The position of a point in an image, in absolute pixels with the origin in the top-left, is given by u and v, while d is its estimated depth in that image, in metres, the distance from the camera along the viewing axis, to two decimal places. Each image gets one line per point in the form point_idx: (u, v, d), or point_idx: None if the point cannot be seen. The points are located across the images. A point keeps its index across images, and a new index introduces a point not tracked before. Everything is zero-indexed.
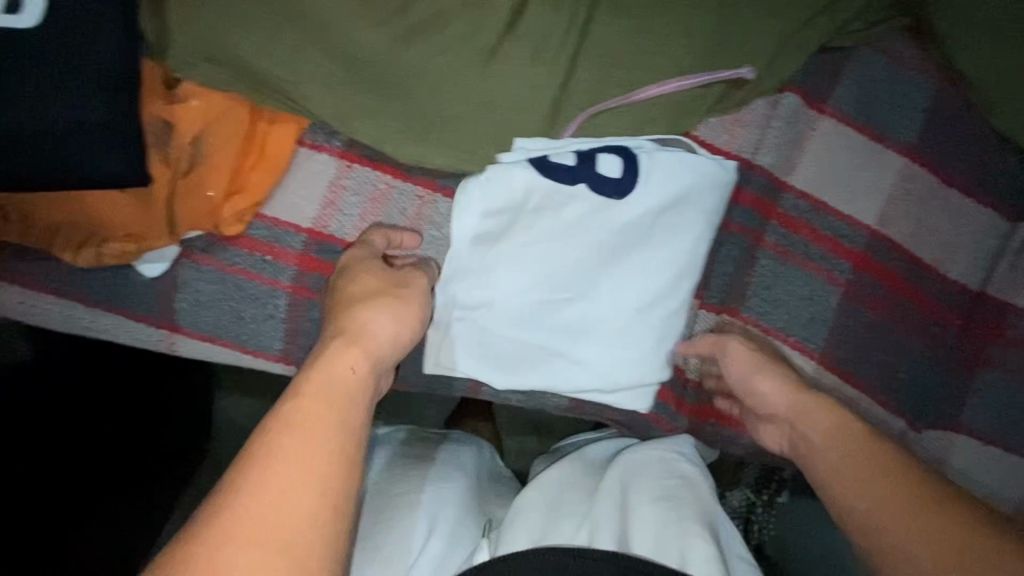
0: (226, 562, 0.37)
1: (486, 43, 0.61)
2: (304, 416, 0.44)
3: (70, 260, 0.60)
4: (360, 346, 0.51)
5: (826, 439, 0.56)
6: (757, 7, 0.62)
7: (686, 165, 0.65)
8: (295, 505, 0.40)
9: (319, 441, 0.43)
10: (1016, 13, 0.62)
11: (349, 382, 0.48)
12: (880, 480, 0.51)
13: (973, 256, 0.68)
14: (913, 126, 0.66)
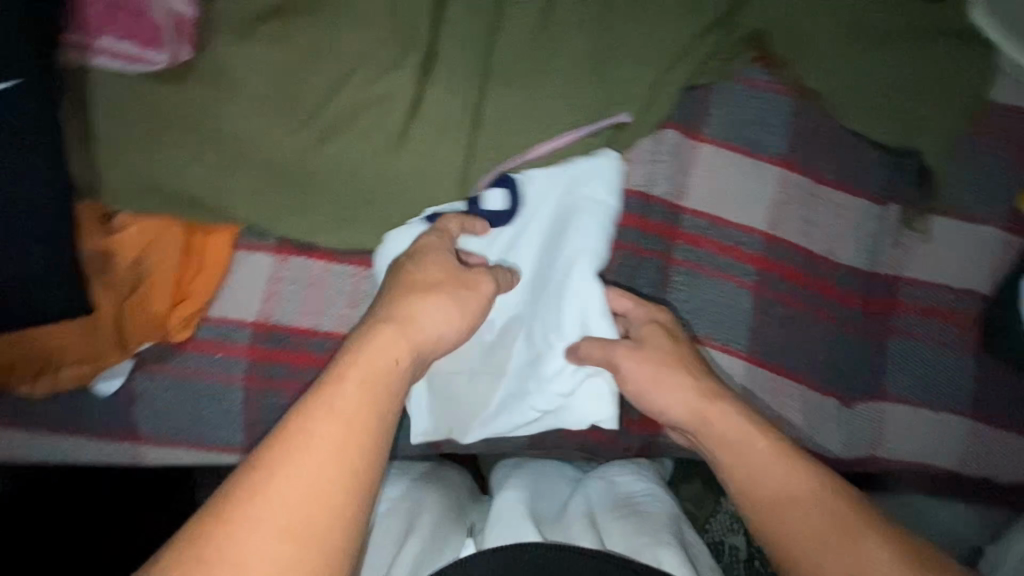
0: (257, 521, 0.45)
1: (393, 131, 0.68)
2: (319, 414, 0.50)
3: (27, 392, 0.64)
4: (405, 334, 0.58)
5: (735, 447, 0.62)
6: (623, 63, 0.72)
7: (565, 168, 0.73)
8: (307, 483, 0.47)
9: (334, 436, 0.49)
10: (838, 35, 0.73)
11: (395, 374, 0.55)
12: (788, 484, 0.58)
13: (858, 242, 0.75)
14: (782, 139, 0.75)
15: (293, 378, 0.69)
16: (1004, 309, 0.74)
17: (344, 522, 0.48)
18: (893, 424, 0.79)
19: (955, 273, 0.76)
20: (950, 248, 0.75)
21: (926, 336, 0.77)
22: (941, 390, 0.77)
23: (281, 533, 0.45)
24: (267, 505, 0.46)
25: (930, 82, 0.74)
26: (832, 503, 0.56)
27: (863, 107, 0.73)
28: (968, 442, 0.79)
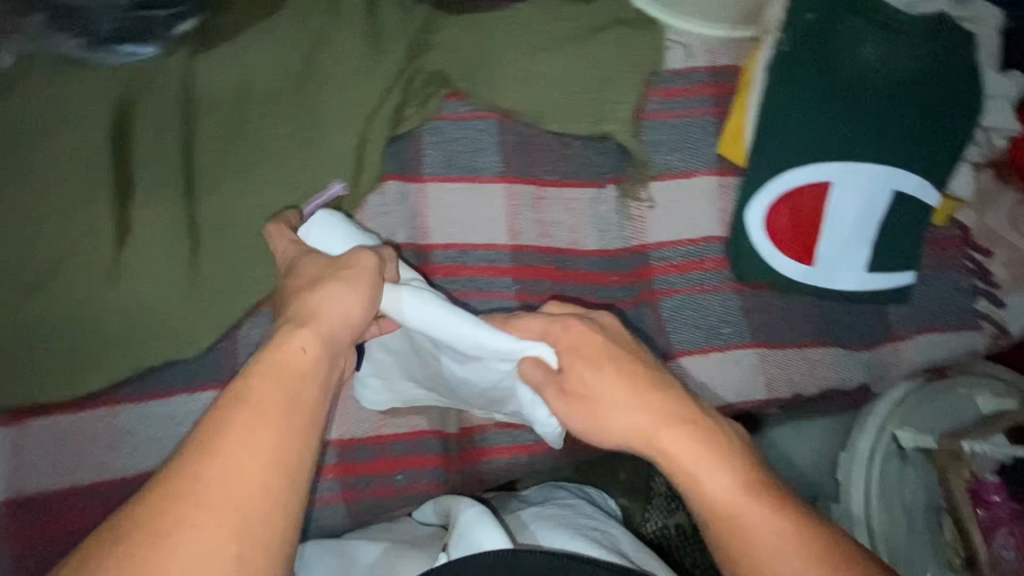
0: (180, 535, 0.40)
1: (105, 264, 0.70)
2: (208, 436, 0.43)
3: None
4: (311, 328, 0.51)
5: (704, 475, 0.50)
6: (323, 137, 0.77)
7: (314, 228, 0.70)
8: (219, 502, 0.41)
9: (222, 473, 0.42)
10: (507, 59, 0.81)
11: (302, 366, 0.49)
12: (771, 542, 0.47)
13: (596, 226, 0.80)
14: (495, 156, 0.80)
15: (66, 540, 0.68)
16: (737, 244, 0.80)
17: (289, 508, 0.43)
18: (692, 376, 0.84)
19: (690, 225, 0.82)
20: (677, 206, 0.82)
21: (688, 289, 0.82)
22: (719, 332, 0.83)
23: (227, 535, 0.40)
24: (186, 516, 0.41)
25: (604, 71, 0.81)
26: (760, 500, 0.49)
27: (553, 111, 0.80)
28: (765, 369, 0.84)
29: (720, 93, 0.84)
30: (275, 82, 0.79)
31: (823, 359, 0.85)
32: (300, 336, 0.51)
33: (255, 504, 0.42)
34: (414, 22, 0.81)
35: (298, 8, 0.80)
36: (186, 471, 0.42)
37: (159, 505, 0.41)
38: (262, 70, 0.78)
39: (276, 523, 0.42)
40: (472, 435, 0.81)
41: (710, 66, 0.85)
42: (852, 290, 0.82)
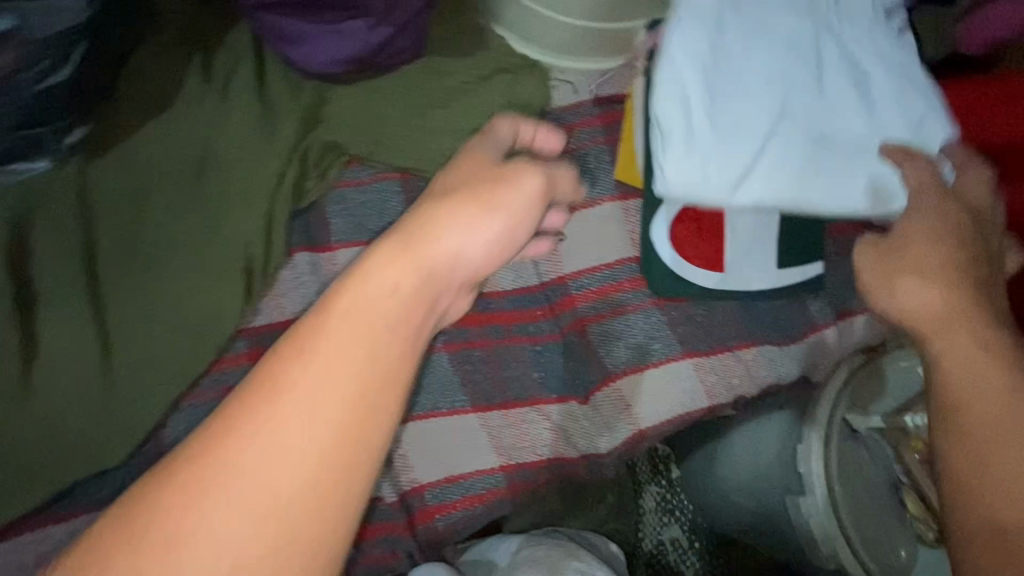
0: (201, 507, 0.41)
1: (13, 386, 0.69)
2: (267, 383, 0.44)
3: None
4: (408, 258, 0.50)
5: (947, 337, 0.58)
6: (226, 221, 0.78)
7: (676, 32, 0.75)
8: (271, 475, 0.42)
9: (299, 417, 0.43)
10: (400, 121, 0.85)
11: (389, 301, 0.48)
12: (1009, 399, 0.54)
13: (510, 267, 0.83)
14: (400, 215, 0.82)
15: None
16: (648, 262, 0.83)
17: (365, 466, 0.44)
18: (633, 395, 0.84)
19: (602, 251, 0.84)
20: (584, 235, 0.84)
21: (611, 312, 0.84)
22: (650, 347, 0.84)
23: (246, 527, 0.41)
24: (207, 495, 0.41)
25: (494, 118, 0.85)
26: (1017, 375, 0.55)
27: (448, 165, 0.84)
28: (705, 377, 0.85)
29: (609, 123, 0.89)
30: (174, 175, 0.80)
31: (756, 359, 0.86)
32: (402, 246, 0.51)
33: (312, 467, 0.42)
34: (305, 99, 0.84)
35: (190, 99, 0.82)
36: (292, 377, 0.44)
37: (126, 521, 0.41)
38: (158, 168, 0.80)
39: (336, 497, 0.43)
40: (420, 493, 0.79)
41: (595, 98, 0.90)
42: (767, 289, 0.84)
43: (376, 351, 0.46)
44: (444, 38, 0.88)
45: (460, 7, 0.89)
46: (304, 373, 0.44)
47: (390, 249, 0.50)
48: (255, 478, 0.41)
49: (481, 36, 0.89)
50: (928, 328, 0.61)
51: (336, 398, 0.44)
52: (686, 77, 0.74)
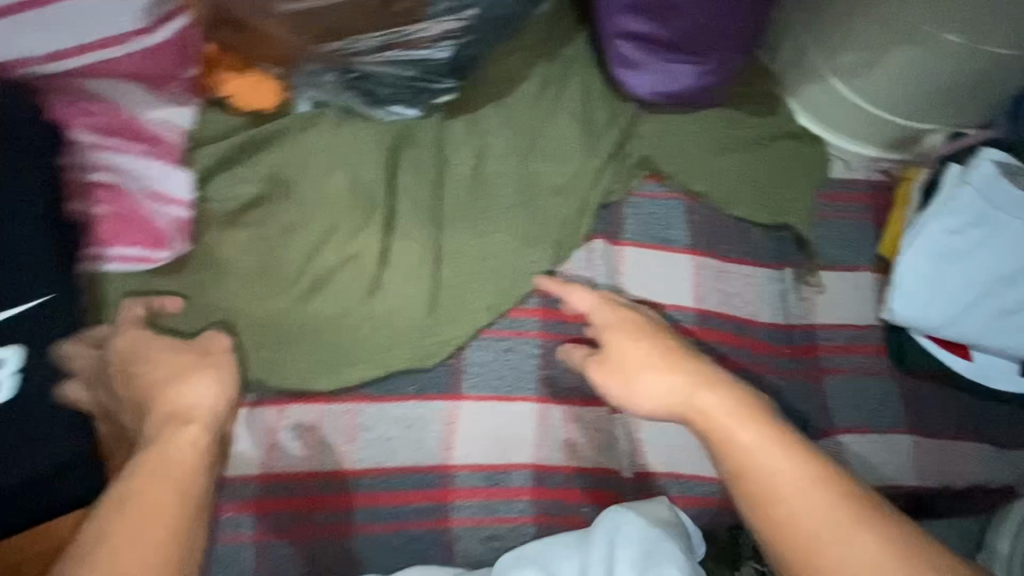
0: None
1: (367, 281, 0.80)
2: (156, 461, 0.53)
3: None
4: (197, 424, 0.57)
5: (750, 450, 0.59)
6: (546, 198, 0.91)
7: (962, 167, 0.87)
8: (147, 490, 0.51)
9: (160, 471, 0.52)
10: (702, 152, 0.96)
11: (193, 454, 0.54)
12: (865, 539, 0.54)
13: (770, 302, 0.91)
14: (685, 231, 0.92)
15: (303, 522, 0.72)
16: (895, 333, 0.90)
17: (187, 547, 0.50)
18: (852, 450, 0.89)
19: (854, 313, 0.91)
20: (841, 294, 0.92)
21: (851, 369, 0.90)
22: (879, 412, 0.90)
23: None
24: None
25: (782, 172, 0.96)
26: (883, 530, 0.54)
27: (739, 198, 0.93)
28: (922, 454, 0.90)
29: (877, 203, 0.97)
30: (508, 149, 0.94)
31: (972, 452, 0.90)
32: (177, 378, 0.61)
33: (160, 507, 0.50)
34: (622, 117, 0.98)
35: (531, 91, 0.97)
36: (135, 480, 0.52)
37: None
38: (498, 139, 0.94)
39: None
40: (649, 478, 0.84)
41: (867, 179, 1.00)
42: (1005, 390, 0.88)
43: (177, 490, 0.52)
44: (743, 96, 1.01)
45: (760, 73, 1.02)
46: (183, 442, 0.54)
47: (208, 381, 0.61)
48: (140, 493, 0.50)
49: (773, 102, 1.02)
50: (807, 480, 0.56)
51: (189, 455, 0.54)
52: (967, 205, 0.85)
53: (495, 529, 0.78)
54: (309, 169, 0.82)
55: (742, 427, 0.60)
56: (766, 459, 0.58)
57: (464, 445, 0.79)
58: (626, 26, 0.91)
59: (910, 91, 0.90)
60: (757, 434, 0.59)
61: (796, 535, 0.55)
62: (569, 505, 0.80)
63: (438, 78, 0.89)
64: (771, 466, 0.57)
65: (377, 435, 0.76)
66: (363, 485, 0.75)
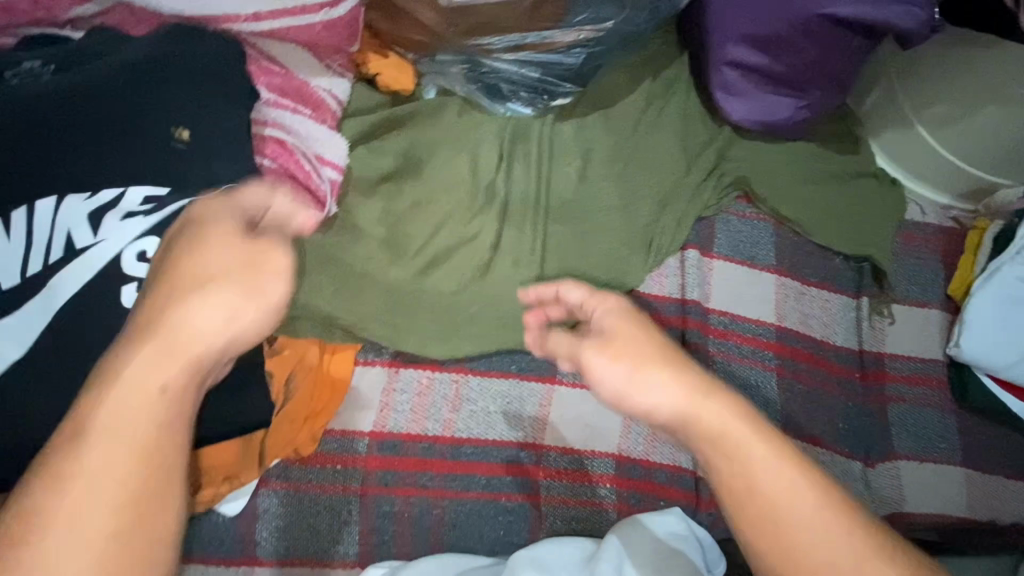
0: None
1: (482, 261, 0.84)
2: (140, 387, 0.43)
3: (207, 498, 0.68)
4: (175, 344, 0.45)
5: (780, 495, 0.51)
6: (646, 205, 0.96)
7: None
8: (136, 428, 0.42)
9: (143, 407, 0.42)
10: (794, 180, 1.02)
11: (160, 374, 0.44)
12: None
13: (844, 327, 0.96)
14: (771, 252, 0.98)
15: (406, 482, 0.75)
16: (958, 370, 0.96)
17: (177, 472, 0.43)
18: (909, 477, 0.94)
19: (920, 347, 0.97)
20: (910, 327, 0.97)
21: (913, 400, 0.96)
22: (936, 443, 0.95)
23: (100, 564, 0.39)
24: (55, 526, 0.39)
25: (864, 208, 1.02)
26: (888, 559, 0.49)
27: (826, 226, 0.99)
28: (974, 488, 0.94)
29: (948, 248, 1.04)
30: (611, 156, 0.99)
31: (1022, 493, 0.94)
32: (179, 294, 0.46)
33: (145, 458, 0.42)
34: (718, 139, 1.04)
35: (634, 106, 1.04)
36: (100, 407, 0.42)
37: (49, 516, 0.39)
38: (606, 147, 1.00)
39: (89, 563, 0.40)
40: None
41: (939, 224, 1.06)
42: None
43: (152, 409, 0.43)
44: (829, 134, 1.08)
45: (847, 115, 1.09)
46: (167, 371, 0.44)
47: (228, 293, 0.47)
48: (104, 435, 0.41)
49: (857, 142, 1.08)
50: (809, 522, 0.50)
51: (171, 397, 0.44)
52: None
53: (579, 511, 0.80)
54: (436, 152, 0.88)
55: (741, 433, 0.53)
56: (760, 485, 0.52)
57: (557, 427, 0.83)
58: (738, 55, 0.97)
59: (993, 146, 0.97)
60: (769, 460, 0.52)
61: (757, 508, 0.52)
62: (646, 496, 0.84)
63: (560, 83, 0.95)
64: (784, 487, 0.51)
65: (477, 407, 0.80)
66: (461, 452, 0.78)
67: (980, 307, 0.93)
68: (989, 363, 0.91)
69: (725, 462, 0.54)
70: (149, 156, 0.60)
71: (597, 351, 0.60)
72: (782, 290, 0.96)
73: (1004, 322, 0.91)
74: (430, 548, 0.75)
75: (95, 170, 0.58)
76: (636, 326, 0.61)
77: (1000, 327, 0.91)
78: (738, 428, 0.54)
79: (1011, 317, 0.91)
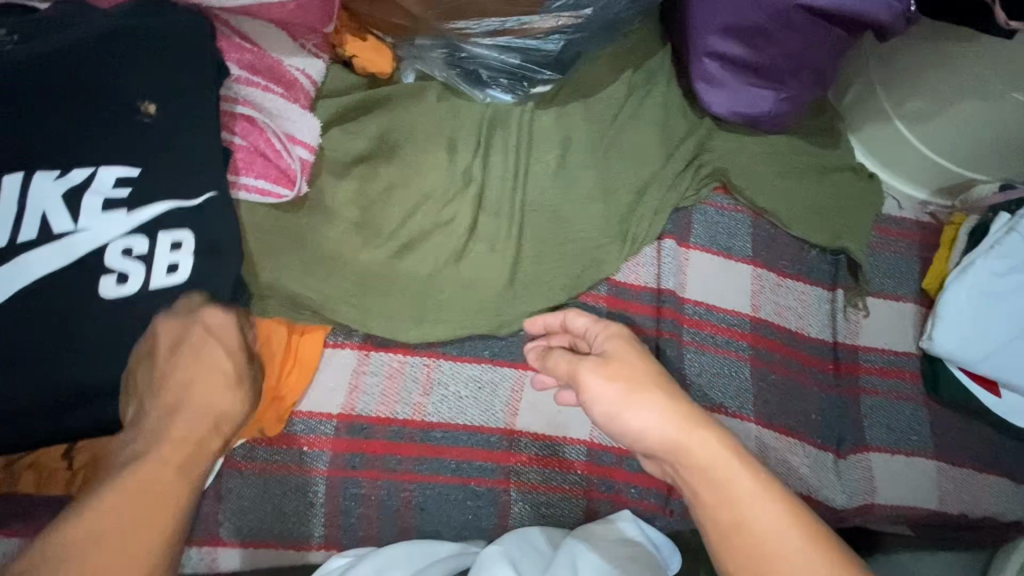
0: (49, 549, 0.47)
1: (457, 246, 0.84)
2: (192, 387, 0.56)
3: None
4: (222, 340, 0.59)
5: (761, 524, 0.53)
6: (624, 194, 0.96)
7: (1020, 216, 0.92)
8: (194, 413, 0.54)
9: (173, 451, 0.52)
10: (773, 173, 1.02)
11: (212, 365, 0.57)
12: None
13: (819, 319, 0.96)
14: (748, 243, 0.98)
15: (374, 465, 0.75)
16: (933, 364, 0.96)
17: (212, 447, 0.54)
18: (881, 470, 0.94)
19: (895, 340, 0.97)
20: (885, 320, 0.98)
21: (888, 393, 0.96)
22: (910, 437, 0.95)
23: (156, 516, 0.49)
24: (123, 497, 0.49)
25: (843, 201, 1.02)
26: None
27: (803, 219, 0.99)
28: (946, 481, 0.95)
29: (925, 242, 1.04)
30: (591, 145, 0.99)
31: (993, 487, 0.95)
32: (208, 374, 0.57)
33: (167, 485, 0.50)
34: (697, 130, 1.04)
35: (615, 96, 1.04)
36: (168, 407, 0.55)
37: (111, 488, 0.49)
38: (585, 134, 1.00)
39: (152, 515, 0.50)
40: None
41: (916, 219, 1.06)
42: None
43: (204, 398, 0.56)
44: (809, 128, 1.08)
45: (828, 109, 1.09)
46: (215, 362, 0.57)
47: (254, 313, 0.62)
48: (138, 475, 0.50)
49: (836, 137, 1.08)
50: (781, 547, 0.52)
51: (185, 452, 0.53)
52: (1012, 251, 0.92)
53: (549, 497, 0.80)
54: (412, 136, 0.87)
55: (720, 476, 0.56)
56: (756, 524, 0.53)
57: (529, 412, 0.82)
58: (717, 46, 0.98)
59: (971, 142, 0.97)
60: (763, 505, 0.54)
61: (745, 542, 0.53)
62: (617, 483, 0.84)
63: (539, 69, 0.94)
64: (776, 525, 0.53)
65: (447, 390, 0.79)
66: (431, 436, 0.77)
67: (952, 300, 0.93)
68: (959, 356, 0.92)
69: (721, 512, 0.55)
70: (120, 133, 0.61)
71: (596, 370, 0.62)
72: (758, 281, 0.96)
73: (974, 317, 0.92)
74: (396, 531, 0.74)
75: (67, 148, 0.59)
76: (635, 353, 0.64)
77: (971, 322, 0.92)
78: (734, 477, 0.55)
79: (981, 311, 0.92)
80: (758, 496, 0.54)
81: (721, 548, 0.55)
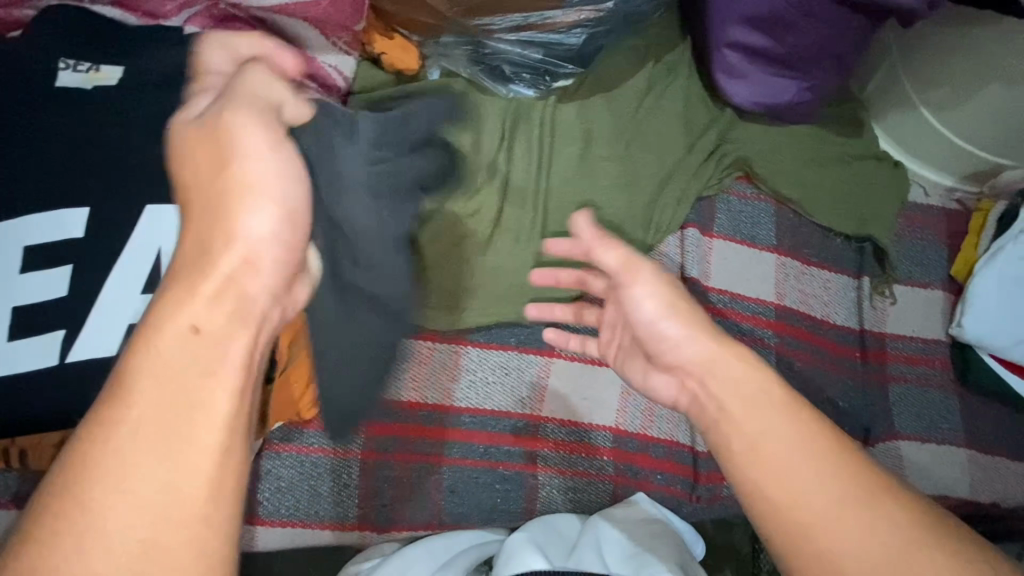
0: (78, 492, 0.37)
1: (483, 237, 0.86)
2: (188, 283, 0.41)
3: None
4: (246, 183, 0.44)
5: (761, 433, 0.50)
6: (646, 185, 0.98)
7: None
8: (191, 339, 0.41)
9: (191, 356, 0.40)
10: (796, 162, 1.03)
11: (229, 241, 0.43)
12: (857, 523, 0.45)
13: (845, 306, 0.96)
14: (771, 232, 0.99)
15: (406, 448, 0.77)
16: (961, 351, 0.95)
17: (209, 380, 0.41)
18: (911, 458, 0.93)
19: (923, 327, 0.96)
20: (912, 308, 0.97)
21: (916, 380, 0.95)
22: (939, 424, 0.94)
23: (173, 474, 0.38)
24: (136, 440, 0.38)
25: (865, 190, 1.02)
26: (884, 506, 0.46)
27: (825, 207, 0.99)
28: (976, 469, 0.94)
29: (952, 229, 1.03)
30: (612, 137, 1.01)
31: None
32: (228, 199, 0.43)
33: (194, 391, 0.40)
34: (718, 121, 1.05)
35: (636, 89, 1.05)
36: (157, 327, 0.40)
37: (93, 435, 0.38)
38: (606, 127, 1.02)
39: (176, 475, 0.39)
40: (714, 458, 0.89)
41: (943, 207, 1.05)
42: None
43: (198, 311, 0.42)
44: (831, 117, 1.08)
45: (849, 98, 1.09)
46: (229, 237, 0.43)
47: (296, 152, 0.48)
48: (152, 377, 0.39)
49: (858, 126, 1.08)
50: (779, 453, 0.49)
51: (212, 340, 0.41)
52: None
53: (575, 482, 0.82)
54: (439, 131, 0.90)
55: (750, 416, 0.51)
56: (801, 483, 0.47)
57: (556, 399, 0.84)
58: (736, 36, 0.98)
59: (1000, 125, 0.96)
60: (773, 417, 0.50)
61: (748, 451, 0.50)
62: (642, 469, 0.85)
63: (562, 64, 0.96)
64: (826, 481, 0.47)
65: (475, 377, 0.82)
66: (460, 421, 0.80)
67: (981, 288, 0.93)
68: (991, 342, 0.91)
69: (760, 470, 0.49)
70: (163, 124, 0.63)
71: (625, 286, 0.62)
72: (783, 269, 0.96)
73: (1004, 303, 0.92)
74: (427, 514, 0.76)
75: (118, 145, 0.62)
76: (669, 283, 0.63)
77: (1002, 307, 0.92)
78: (774, 433, 0.49)
79: (1010, 298, 0.92)
80: (804, 445, 0.48)
81: (760, 520, 0.48)
